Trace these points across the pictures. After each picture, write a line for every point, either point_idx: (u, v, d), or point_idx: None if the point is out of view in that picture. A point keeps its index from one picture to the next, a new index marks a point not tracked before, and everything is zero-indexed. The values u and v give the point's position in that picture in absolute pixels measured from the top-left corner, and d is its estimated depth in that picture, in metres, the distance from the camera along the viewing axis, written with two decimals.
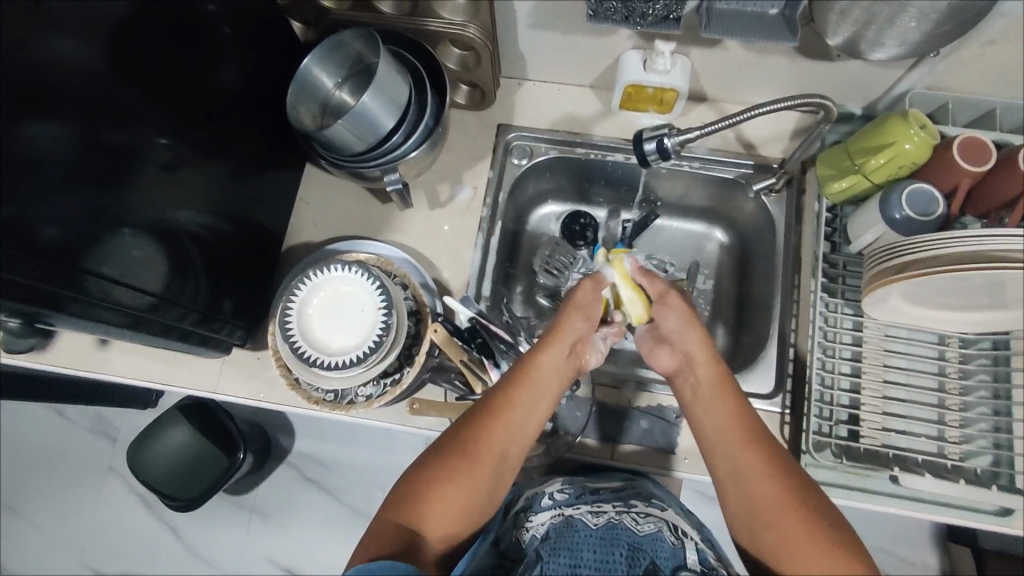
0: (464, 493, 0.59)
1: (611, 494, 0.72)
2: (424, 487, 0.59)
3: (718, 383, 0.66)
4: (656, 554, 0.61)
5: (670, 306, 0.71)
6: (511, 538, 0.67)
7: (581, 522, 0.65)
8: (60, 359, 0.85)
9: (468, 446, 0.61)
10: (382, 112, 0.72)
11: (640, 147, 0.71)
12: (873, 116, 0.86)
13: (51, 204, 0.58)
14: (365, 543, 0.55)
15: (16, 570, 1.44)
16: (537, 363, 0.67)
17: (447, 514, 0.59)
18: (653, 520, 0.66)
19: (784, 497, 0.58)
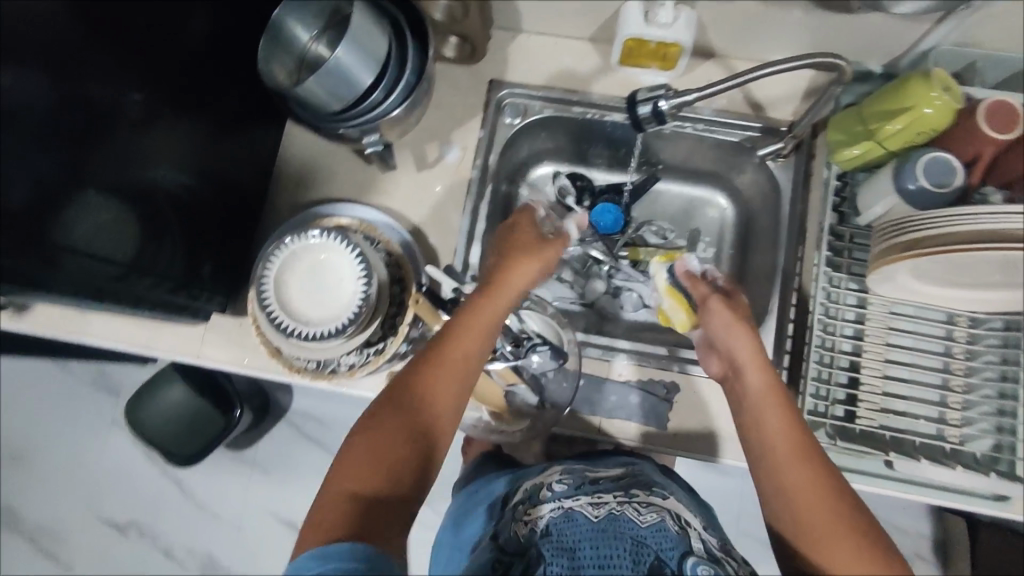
0: (396, 440, 0.56)
1: (612, 484, 0.67)
2: (379, 450, 0.55)
3: (769, 387, 0.62)
4: (661, 546, 0.57)
5: (711, 312, 0.68)
6: (511, 533, 0.63)
7: (581, 515, 0.61)
8: (41, 322, 0.84)
9: (417, 405, 0.58)
10: (358, 68, 0.67)
11: (633, 110, 0.66)
12: (894, 75, 0.80)
13: (10, 165, 0.55)
14: (314, 521, 0.51)
15: (27, 515, 1.49)
16: (475, 313, 0.64)
17: (386, 473, 0.55)
18: (655, 510, 0.62)
19: (818, 494, 0.55)
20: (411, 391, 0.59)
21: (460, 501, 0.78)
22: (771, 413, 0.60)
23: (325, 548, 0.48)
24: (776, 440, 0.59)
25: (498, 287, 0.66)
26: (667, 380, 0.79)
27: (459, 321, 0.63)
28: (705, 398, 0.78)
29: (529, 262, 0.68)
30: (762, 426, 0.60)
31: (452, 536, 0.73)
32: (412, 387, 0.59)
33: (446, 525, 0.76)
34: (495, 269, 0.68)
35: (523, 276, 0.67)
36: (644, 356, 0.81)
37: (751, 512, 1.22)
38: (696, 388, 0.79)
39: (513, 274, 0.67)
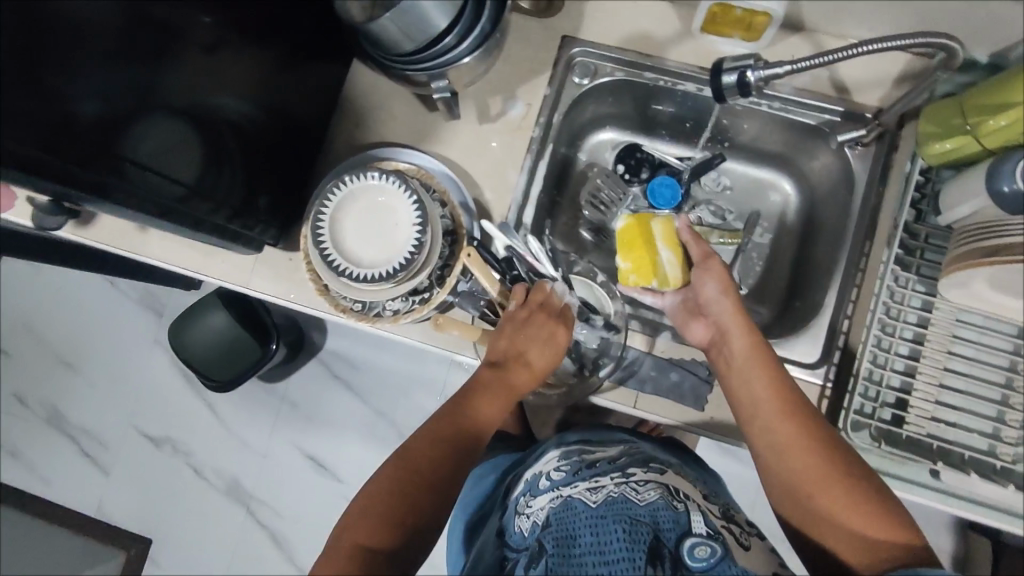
0: (389, 498, 0.60)
1: (608, 467, 0.66)
2: (384, 514, 0.59)
3: (755, 352, 0.65)
4: (659, 525, 0.55)
5: (709, 274, 0.70)
6: (513, 528, 0.65)
7: (579, 501, 0.59)
8: (102, 235, 0.86)
9: (415, 470, 0.62)
10: (434, 9, 0.65)
11: (718, 78, 0.63)
12: (998, 69, 0.74)
13: (88, 81, 0.56)
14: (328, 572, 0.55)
15: (71, 418, 1.57)
16: (484, 392, 0.67)
17: (378, 523, 0.58)
18: (654, 488, 0.60)
19: (807, 457, 0.60)
20: (415, 441, 0.64)
21: (474, 487, 0.80)
22: (758, 379, 0.64)
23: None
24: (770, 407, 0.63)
25: (504, 373, 0.68)
26: (711, 362, 0.77)
27: (463, 407, 0.66)
28: None
29: (542, 335, 0.69)
30: (751, 396, 0.64)
31: (466, 528, 0.76)
32: (416, 453, 0.63)
33: (460, 512, 0.78)
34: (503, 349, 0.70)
35: (527, 373, 0.69)
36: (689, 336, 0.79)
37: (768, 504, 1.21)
38: None
39: (518, 369, 0.69)
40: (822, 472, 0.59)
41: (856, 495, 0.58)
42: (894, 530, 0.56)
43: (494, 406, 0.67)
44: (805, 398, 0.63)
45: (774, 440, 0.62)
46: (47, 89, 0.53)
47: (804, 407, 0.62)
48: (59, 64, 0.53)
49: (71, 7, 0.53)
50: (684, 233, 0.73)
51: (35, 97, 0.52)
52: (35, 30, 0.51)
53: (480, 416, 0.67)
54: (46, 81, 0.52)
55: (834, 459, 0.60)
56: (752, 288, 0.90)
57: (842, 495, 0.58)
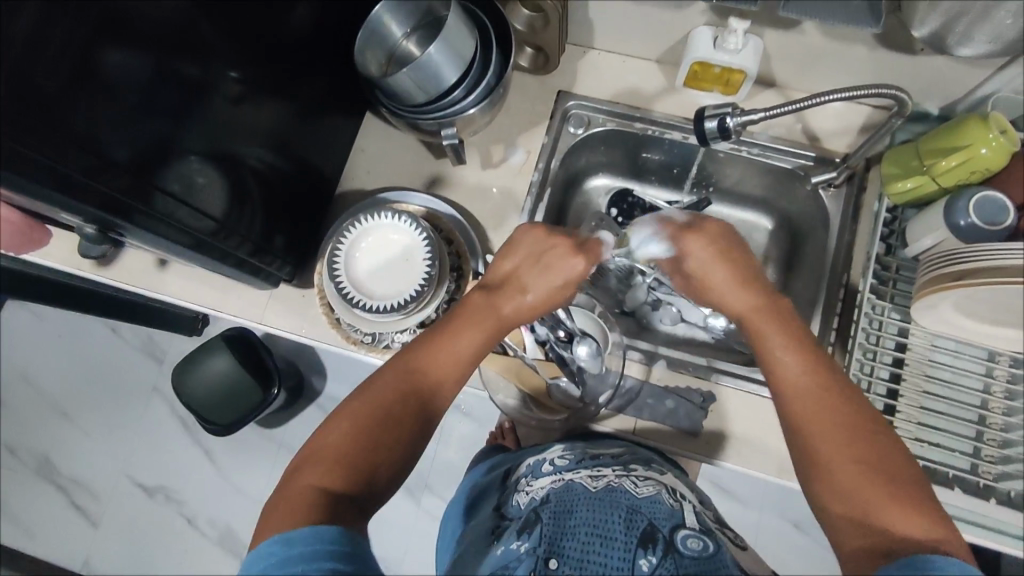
0: (352, 438, 0.57)
1: (611, 459, 0.71)
2: (348, 450, 0.57)
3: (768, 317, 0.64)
4: (654, 515, 0.60)
5: (692, 240, 0.69)
6: (512, 502, 0.68)
7: (579, 485, 0.65)
8: (121, 274, 0.90)
9: (384, 403, 0.59)
10: (445, 66, 0.73)
11: (701, 124, 0.70)
12: (950, 118, 0.82)
13: (123, 127, 0.61)
14: (283, 508, 0.52)
15: (64, 468, 1.55)
16: (467, 326, 0.65)
17: (336, 463, 0.55)
18: (652, 485, 0.66)
19: (830, 413, 0.57)
20: (386, 378, 0.61)
21: (462, 487, 0.82)
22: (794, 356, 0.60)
23: (298, 533, 0.48)
24: (798, 380, 0.59)
25: (493, 297, 0.67)
26: (703, 390, 0.81)
27: (442, 338, 0.64)
28: (740, 410, 0.80)
29: (543, 268, 0.68)
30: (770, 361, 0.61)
31: (457, 508, 0.78)
32: (389, 386, 0.60)
33: (450, 504, 0.81)
34: (500, 279, 0.69)
35: (518, 304, 0.67)
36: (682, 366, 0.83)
37: (767, 541, 1.22)
38: (733, 400, 0.80)
39: (511, 295, 0.68)
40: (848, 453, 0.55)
41: (882, 478, 0.53)
42: (910, 517, 0.51)
43: (474, 334, 0.65)
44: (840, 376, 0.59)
45: (793, 406, 0.59)
46: (86, 136, 0.58)
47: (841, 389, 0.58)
48: (94, 113, 0.58)
49: (110, 65, 0.58)
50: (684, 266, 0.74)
51: (75, 145, 0.57)
52: (75, 86, 0.56)
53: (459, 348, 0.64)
54: (79, 129, 0.57)
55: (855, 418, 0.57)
56: None
57: (871, 479, 0.53)
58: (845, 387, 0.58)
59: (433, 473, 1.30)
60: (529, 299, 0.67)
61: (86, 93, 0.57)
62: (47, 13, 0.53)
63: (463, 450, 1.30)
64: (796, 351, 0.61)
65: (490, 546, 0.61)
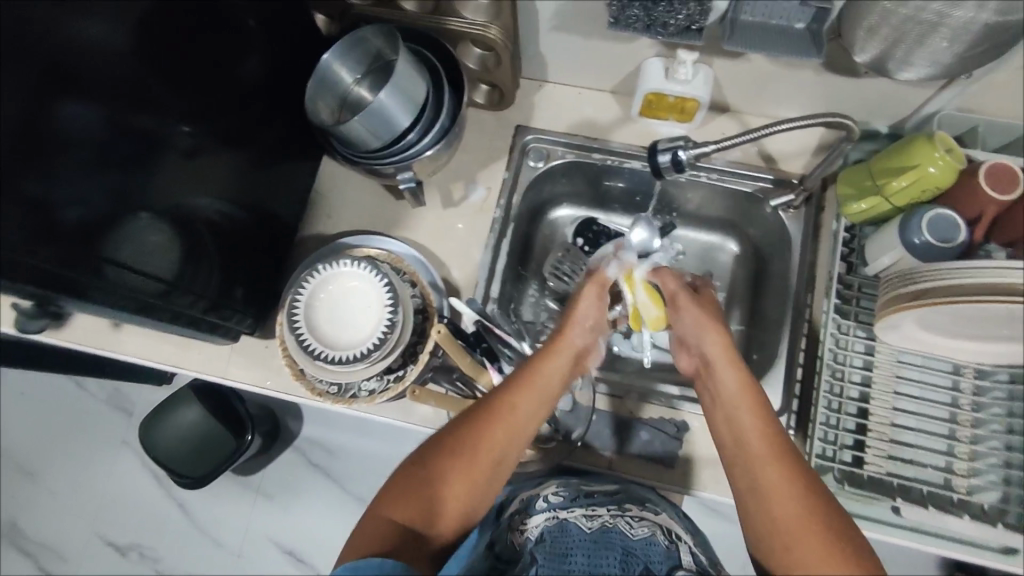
0: (424, 478, 0.60)
1: (606, 497, 0.75)
2: (426, 490, 0.60)
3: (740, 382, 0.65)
4: (649, 558, 0.67)
5: (682, 310, 0.72)
6: (507, 541, 0.72)
7: (574, 526, 0.71)
8: (75, 335, 0.87)
9: (457, 448, 0.61)
10: (397, 111, 0.72)
11: (654, 157, 0.70)
12: (900, 136, 0.84)
13: (70, 188, 0.59)
14: (362, 539, 0.56)
15: (30, 532, 1.49)
16: (543, 371, 0.67)
17: (406, 499, 0.59)
18: (646, 524, 0.72)
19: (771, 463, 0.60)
20: (461, 425, 0.63)
21: None
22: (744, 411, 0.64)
23: (360, 564, 0.51)
24: (749, 433, 0.62)
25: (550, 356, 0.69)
26: (677, 419, 0.81)
27: (506, 394, 0.64)
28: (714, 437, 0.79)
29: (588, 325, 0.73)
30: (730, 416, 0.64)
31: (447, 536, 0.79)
32: (461, 431, 0.62)
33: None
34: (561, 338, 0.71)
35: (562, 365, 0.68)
36: (654, 394, 0.83)
37: None
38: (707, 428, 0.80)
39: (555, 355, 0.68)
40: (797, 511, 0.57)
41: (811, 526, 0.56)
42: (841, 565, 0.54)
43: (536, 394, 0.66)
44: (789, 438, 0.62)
45: (750, 461, 0.61)
46: (34, 199, 0.56)
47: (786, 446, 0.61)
48: (43, 175, 0.56)
49: (63, 118, 0.57)
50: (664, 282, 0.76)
51: (24, 209, 0.55)
52: (24, 149, 0.54)
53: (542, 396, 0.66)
54: (31, 192, 0.55)
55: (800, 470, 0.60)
56: None
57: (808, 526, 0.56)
58: (796, 450, 0.60)
59: None
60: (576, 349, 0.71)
61: (35, 154, 0.55)
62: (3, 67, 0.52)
63: None
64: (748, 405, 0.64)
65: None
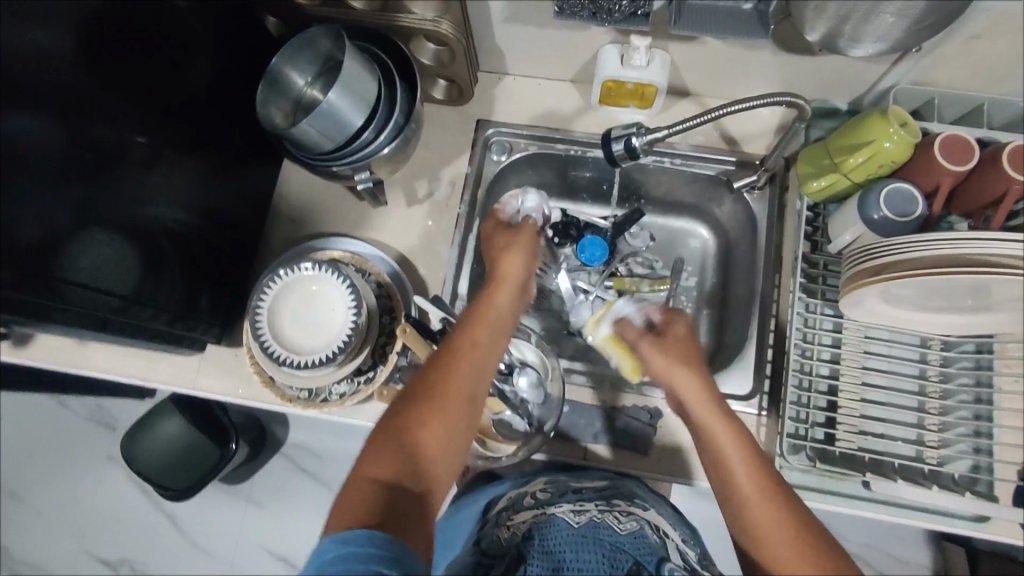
0: (407, 429, 0.56)
1: (594, 493, 0.70)
2: (408, 440, 0.56)
3: (699, 389, 0.65)
4: (638, 553, 0.59)
5: (644, 349, 0.70)
6: (492, 537, 0.66)
7: (562, 521, 0.63)
8: (40, 354, 0.86)
9: (432, 395, 0.58)
10: (348, 111, 0.71)
11: (607, 146, 0.70)
12: (859, 112, 0.84)
13: (25, 203, 0.58)
14: (349, 509, 0.50)
15: (19, 553, 1.47)
16: (493, 305, 0.68)
17: (387, 453, 0.55)
18: (634, 520, 0.65)
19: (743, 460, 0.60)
20: (435, 370, 0.60)
21: (446, 527, 0.80)
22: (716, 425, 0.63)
23: (350, 534, 0.46)
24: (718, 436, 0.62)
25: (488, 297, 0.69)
26: (650, 406, 0.81)
27: (467, 333, 0.64)
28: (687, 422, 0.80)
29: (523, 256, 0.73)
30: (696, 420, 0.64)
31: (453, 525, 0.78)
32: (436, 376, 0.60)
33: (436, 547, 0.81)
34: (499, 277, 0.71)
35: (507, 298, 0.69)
36: (626, 382, 0.82)
37: None
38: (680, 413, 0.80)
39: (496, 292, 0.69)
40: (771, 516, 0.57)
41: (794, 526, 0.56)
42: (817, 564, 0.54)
43: (489, 329, 0.65)
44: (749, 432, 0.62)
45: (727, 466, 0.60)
46: None
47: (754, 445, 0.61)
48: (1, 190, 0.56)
49: (13, 130, 0.57)
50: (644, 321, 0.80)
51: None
52: None
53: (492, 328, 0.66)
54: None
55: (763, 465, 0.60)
56: None
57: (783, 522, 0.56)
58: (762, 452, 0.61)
59: None
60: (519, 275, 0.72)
61: None
62: None
63: None
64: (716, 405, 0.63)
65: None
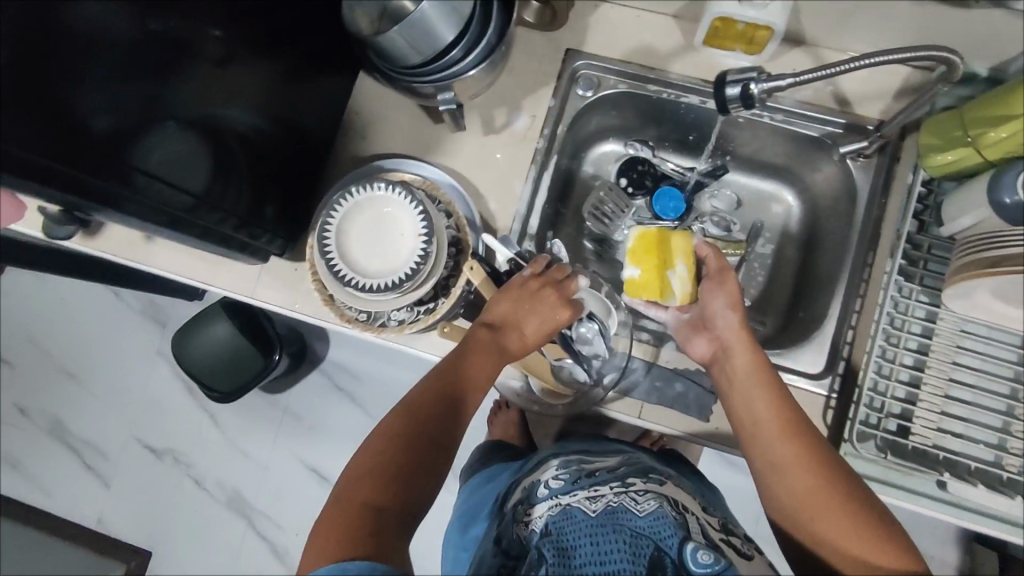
0: (390, 452, 0.60)
1: (607, 475, 0.66)
2: (389, 458, 0.59)
3: (754, 368, 0.64)
4: (660, 536, 0.56)
5: (722, 289, 0.69)
6: (512, 535, 0.63)
7: (578, 511, 0.61)
8: (109, 247, 0.87)
9: (417, 418, 0.62)
10: (440, 22, 0.66)
11: (721, 90, 0.64)
12: (999, 82, 0.75)
13: (95, 97, 0.56)
14: (328, 537, 0.54)
15: (73, 430, 1.56)
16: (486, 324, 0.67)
17: (370, 477, 0.58)
18: (654, 498, 0.61)
19: (791, 446, 0.60)
20: (425, 395, 0.63)
21: (467, 497, 0.80)
22: (759, 398, 0.63)
23: (345, 564, 0.50)
24: (765, 420, 0.62)
25: (498, 336, 0.67)
26: None
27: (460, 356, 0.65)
28: None
29: (543, 318, 0.67)
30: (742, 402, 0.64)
31: (461, 522, 0.75)
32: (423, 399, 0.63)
33: (454, 522, 0.77)
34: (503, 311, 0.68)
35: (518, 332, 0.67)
36: None
37: None
38: None
39: (511, 325, 0.67)
40: (809, 488, 0.58)
41: (845, 512, 0.56)
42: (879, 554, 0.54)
43: (488, 361, 0.66)
44: (800, 412, 0.62)
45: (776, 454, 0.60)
46: (56, 106, 0.53)
47: (803, 424, 0.61)
48: (70, 82, 0.54)
49: (79, 19, 0.54)
50: (704, 250, 0.73)
51: (41, 113, 0.52)
52: (37, 49, 0.51)
53: (521, 339, 0.67)
54: (59, 94, 0.53)
55: (813, 449, 0.59)
56: (756, 299, 0.90)
57: (842, 516, 0.56)
58: (808, 427, 0.61)
59: None
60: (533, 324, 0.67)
61: (54, 60, 0.52)
62: None
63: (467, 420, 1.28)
64: (761, 385, 0.63)
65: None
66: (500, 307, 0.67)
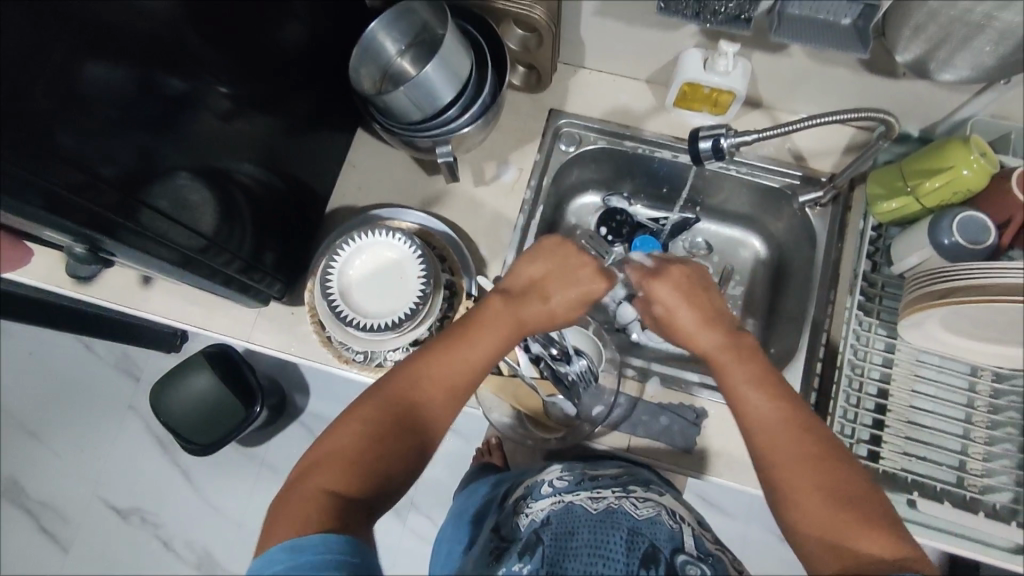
0: (366, 434, 0.58)
1: (610, 480, 0.70)
2: (365, 442, 0.57)
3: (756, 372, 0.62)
4: (655, 537, 0.59)
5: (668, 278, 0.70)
6: (512, 524, 0.66)
7: (580, 507, 0.63)
8: (104, 293, 0.88)
9: (402, 401, 0.60)
10: (442, 84, 0.73)
11: (696, 144, 0.72)
12: (930, 140, 0.85)
13: (108, 144, 0.58)
14: (289, 515, 0.52)
15: (32, 491, 1.49)
16: (495, 310, 0.67)
17: (336, 461, 0.56)
18: (652, 506, 0.64)
19: (796, 448, 0.58)
20: (415, 377, 0.62)
21: (464, 503, 0.82)
22: (755, 397, 0.61)
23: (299, 541, 0.49)
24: (768, 420, 0.60)
25: (515, 305, 0.67)
26: (696, 406, 0.81)
27: (459, 338, 0.64)
28: (732, 425, 0.80)
29: (572, 286, 0.69)
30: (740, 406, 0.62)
31: (459, 526, 0.77)
32: (412, 380, 0.61)
33: (447, 522, 0.80)
34: (522, 284, 0.70)
35: (540, 310, 0.67)
36: (691, 383, 0.83)
37: (753, 558, 1.22)
38: (727, 417, 0.81)
39: (535, 301, 0.68)
40: (811, 488, 0.55)
41: (847, 507, 0.54)
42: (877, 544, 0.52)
43: (493, 339, 0.65)
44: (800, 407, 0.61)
45: (777, 457, 0.58)
46: (69, 153, 0.55)
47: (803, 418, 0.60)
48: (83, 128, 0.56)
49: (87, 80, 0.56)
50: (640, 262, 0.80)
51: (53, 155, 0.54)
52: (68, 100, 0.55)
53: (542, 311, 0.68)
54: (64, 143, 0.55)
55: (819, 450, 0.58)
56: None
57: (838, 512, 0.54)
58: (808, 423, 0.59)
59: (420, 489, 1.28)
60: (558, 295, 0.69)
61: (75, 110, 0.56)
62: (39, 29, 0.53)
63: (450, 466, 1.28)
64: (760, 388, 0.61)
65: (489, 565, 0.59)
66: (512, 290, 0.69)
